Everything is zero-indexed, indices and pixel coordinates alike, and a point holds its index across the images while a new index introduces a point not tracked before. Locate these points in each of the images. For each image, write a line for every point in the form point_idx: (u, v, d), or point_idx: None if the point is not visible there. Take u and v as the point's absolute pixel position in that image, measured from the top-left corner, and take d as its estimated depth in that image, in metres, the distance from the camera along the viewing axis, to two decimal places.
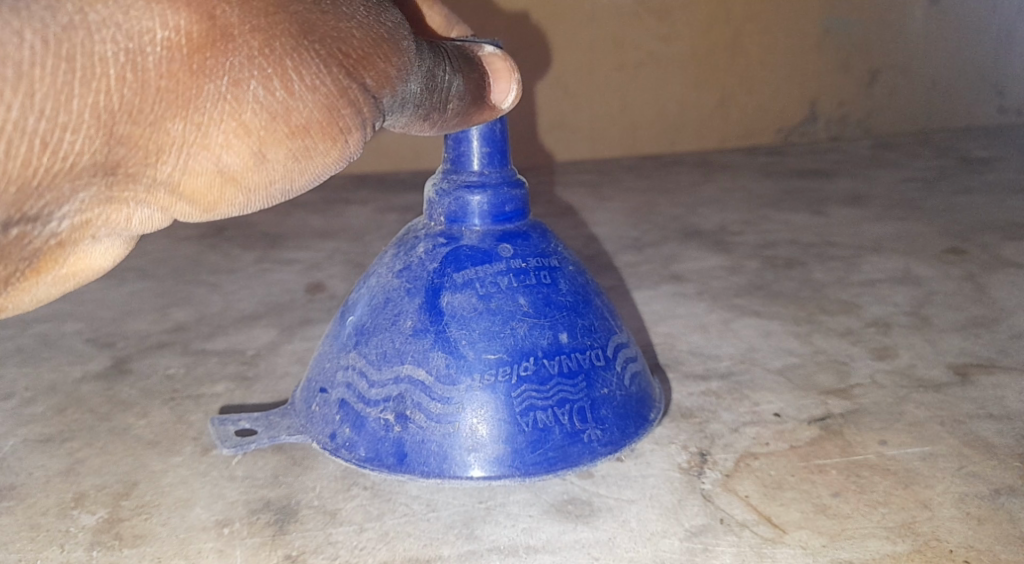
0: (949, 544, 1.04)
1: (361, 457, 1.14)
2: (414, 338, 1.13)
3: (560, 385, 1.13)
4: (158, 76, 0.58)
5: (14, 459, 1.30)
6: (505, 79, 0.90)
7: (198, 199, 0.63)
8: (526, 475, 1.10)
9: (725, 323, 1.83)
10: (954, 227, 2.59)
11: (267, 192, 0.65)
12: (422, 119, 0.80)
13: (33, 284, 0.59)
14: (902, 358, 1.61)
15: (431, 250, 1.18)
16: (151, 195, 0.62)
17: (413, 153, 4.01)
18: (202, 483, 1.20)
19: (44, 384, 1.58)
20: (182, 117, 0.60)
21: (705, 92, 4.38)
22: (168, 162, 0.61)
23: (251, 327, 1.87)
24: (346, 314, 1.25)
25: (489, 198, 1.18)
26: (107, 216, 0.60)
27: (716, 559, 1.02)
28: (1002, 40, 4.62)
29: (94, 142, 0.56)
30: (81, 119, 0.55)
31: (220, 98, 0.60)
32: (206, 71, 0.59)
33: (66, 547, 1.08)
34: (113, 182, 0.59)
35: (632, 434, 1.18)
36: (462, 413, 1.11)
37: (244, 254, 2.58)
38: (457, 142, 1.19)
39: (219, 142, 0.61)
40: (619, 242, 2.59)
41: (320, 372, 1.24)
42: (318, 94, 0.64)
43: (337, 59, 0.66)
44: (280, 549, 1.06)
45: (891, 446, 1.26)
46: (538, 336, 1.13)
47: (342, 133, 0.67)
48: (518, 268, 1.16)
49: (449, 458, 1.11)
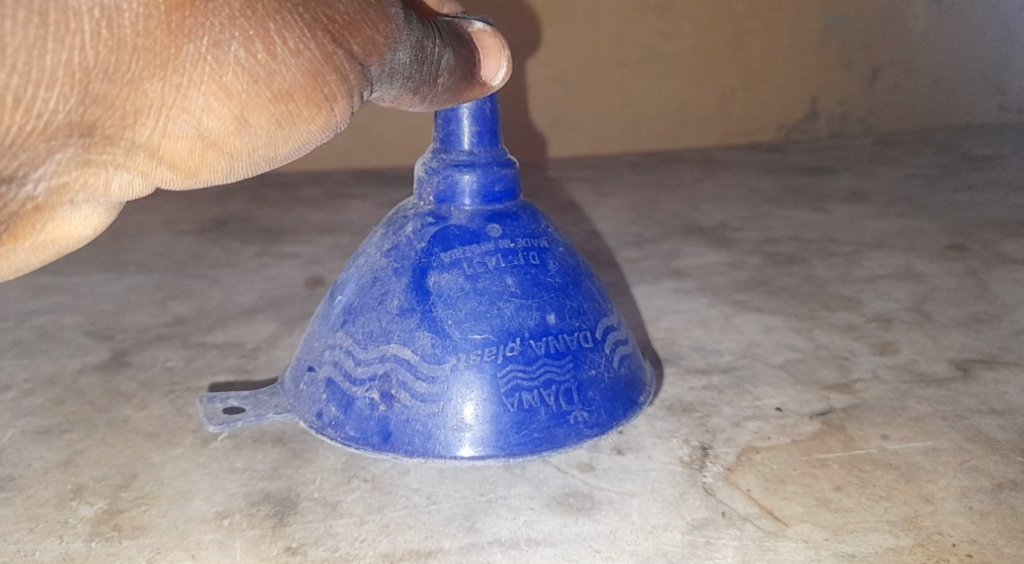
0: (952, 537, 1.03)
1: (347, 436, 1.14)
2: (400, 317, 1.13)
3: (546, 366, 1.13)
4: (134, 34, 0.57)
5: (13, 450, 1.30)
6: (495, 56, 0.90)
7: (178, 165, 0.63)
8: (511, 455, 1.10)
9: (726, 318, 1.83)
10: (956, 224, 2.59)
11: (250, 159, 0.65)
12: (411, 92, 0.81)
13: (11, 249, 0.59)
14: (904, 353, 1.60)
15: (419, 230, 1.18)
16: (131, 160, 0.61)
17: (413, 148, 4.00)
18: (201, 476, 1.20)
19: (43, 375, 1.58)
20: (160, 77, 0.59)
21: (706, 88, 4.37)
22: (147, 124, 0.60)
23: (250, 320, 1.86)
24: (335, 294, 1.24)
25: (479, 177, 1.17)
26: (85, 181, 0.60)
27: (718, 553, 1.02)
28: (1003, 39, 4.62)
29: (68, 100, 0.56)
30: (55, 76, 0.55)
31: (200, 59, 0.60)
32: (185, 31, 0.59)
33: (64, 538, 1.07)
34: (90, 144, 0.59)
35: (619, 417, 1.17)
36: (448, 392, 1.10)
37: (244, 248, 2.57)
38: (447, 121, 1.18)
39: (200, 105, 0.61)
40: (619, 238, 2.58)
41: (309, 350, 1.24)
42: (302, 59, 0.64)
43: (322, 24, 0.65)
44: (280, 541, 1.06)
45: (893, 441, 1.25)
46: (525, 316, 1.13)
47: (327, 102, 0.67)
48: (507, 248, 1.16)
49: (434, 438, 1.10)
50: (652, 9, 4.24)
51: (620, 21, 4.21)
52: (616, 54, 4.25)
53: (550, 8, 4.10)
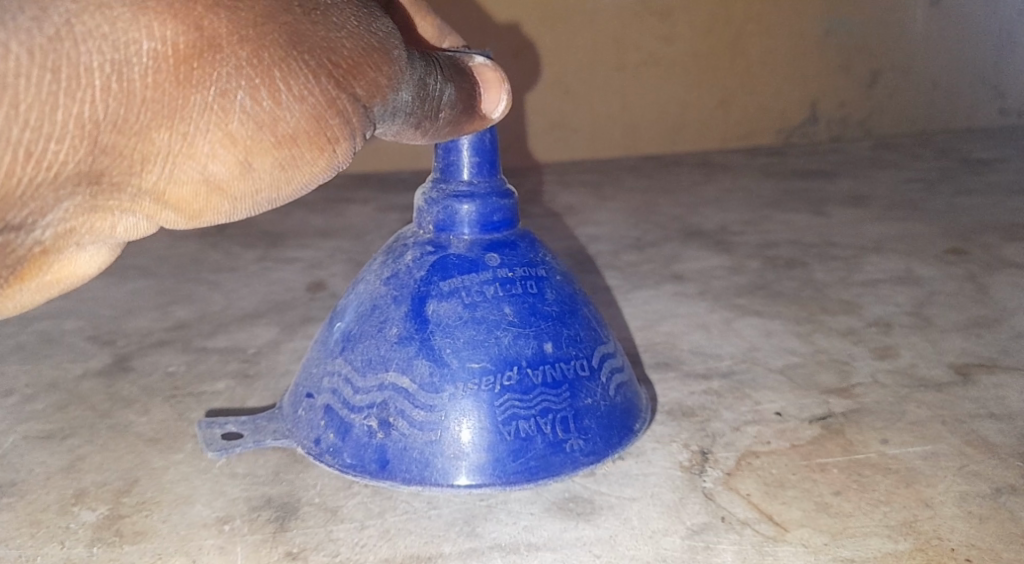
0: (951, 542, 1.03)
1: (344, 463, 1.14)
2: (399, 346, 1.13)
3: (543, 395, 1.13)
4: (143, 87, 0.58)
5: (15, 455, 1.30)
6: (495, 90, 0.88)
7: (183, 208, 0.62)
8: (507, 484, 1.10)
9: (726, 322, 1.83)
10: (955, 228, 2.59)
11: (254, 201, 0.64)
12: (413, 128, 0.79)
13: (17, 290, 0.59)
14: (903, 357, 1.60)
15: (418, 259, 1.18)
16: (137, 204, 0.61)
17: (413, 152, 4.01)
18: (202, 481, 1.20)
19: (45, 381, 1.58)
20: (167, 127, 0.59)
21: (706, 93, 4.37)
22: (153, 170, 0.60)
23: (252, 325, 1.87)
24: (333, 321, 1.25)
25: (478, 207, 1.18)
26: (92, 225, 0.60)
27: (717, 557, 1.02)
28: (1003, 42, 4.62)
29: (77, 152, 0.56)
30: (66, 129, 0.55)
31: (207, 108, 0.60)
32: (193, 82, 0.59)
33: (66, 544, 1.08)
34: (97, 192, 0.59)
35: (615, 444, 1.18)
36: (445, 421, 1.11)
37: (245, 252, 2.58)
38: (447, 152, 1.18)
39: (206, 151, 0.61)
40: (618, 241, 2.59)
41: (307, 378, 1.24)
42: (306, 104, 0.64)
43: (327, 69, 0.65)
44: (280, 547, 1.06)
45: (892, 446, 1.25)
46: (522, 345, 1.13)
47: (330, 144, 0.66)
48: (505, 277, 1.16)
49: (432, 466, 1.11)
50: (653, 14, 4.24)
51: (621, 25, 4.22)
52: (616, 58, 4.26)
53: (550, 12, 4.11)
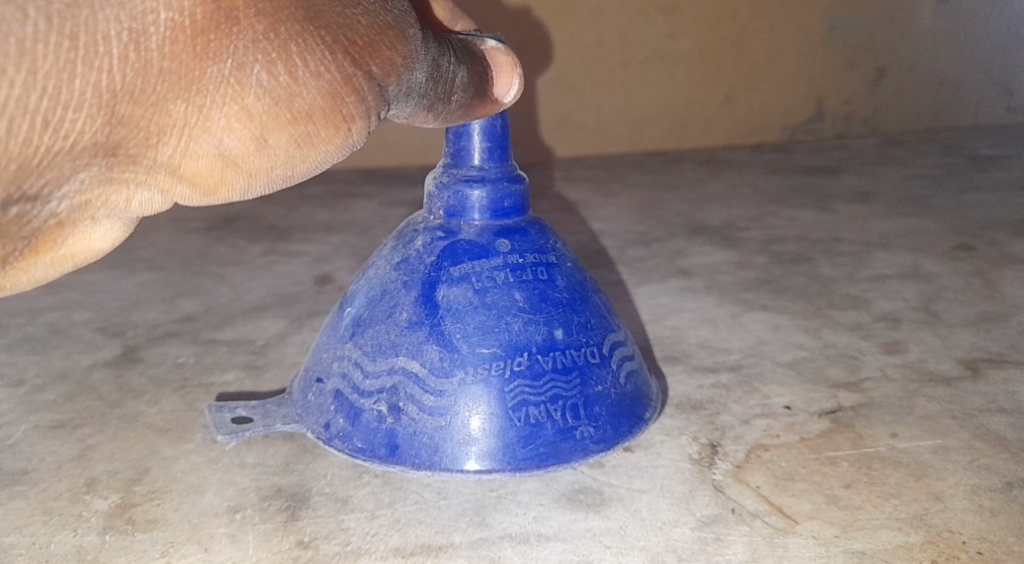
0: (962, 535, 1.03)
1: (354, 448, 1.14)
2: (409, 330, 1.13)
3: (553, 381, 1.13)
4: (160, 57, 0.55)
5: (25, 444, 1.30)
6: (507, 73, 0.89)
7: (198, 183, 0.60)
8: (517, 470, 1.10)
9: (734, 317, 1.83)
10: (962, 225, 2.58)
11: (268, 178, 0.62)
12: (428, 109, 0.79)
13: (32, 263, 0.57)
14: (912, 353, 1.60)
15: (428, 244, 1.18)
16: (152, 177, 0.59)
17: (418, 147, 4.01)
18: (212, 471, 1.20)
19: (54, 372, 1.59)
20: (183, 98, 0.57)
21: (712, 88, 4.37)
22: (169, 143, 0.58)
23: (260, 317, 1.87)
24: (344, 306, 1.25)
25: (489, 192, 1.18)
26: (107, 198, 0.58)
27: (728, 548, 1.02)
28: (1010, 40, 4.61)
29: (94, 122, 0.54)
30: (83, 98, 0.53)
31: (222, 81, 0.58)
32: (209, 54, 0.57)
33: (78, 531, 1.08)
34: (113, 163, 0.57)
35: (624, 432, 1.18)
36: (455, 406, 1.11)
37: (251, 246, 2.59)
38: (458, 136, 1.19)
39: (222, 125, 0.59)
40: (625, 237, 2.58)
41: (317, 362, 1.24)
42: (322, 81, 0.61)
43: (343, 46, 0.63)
44: (291, 536, 1.06)
45: (902, 440, 1.25)
46: (533, 331, 1.13)
47: (345, 122, 0.64)
48: (515, 263, 1.16)
49: (440, 452, 1.10)
50: (659, 10, 4.24)
51: (627, 21, 4.21)
52: (622, 54, 4.25)
53: (557, 8, 4.10)
